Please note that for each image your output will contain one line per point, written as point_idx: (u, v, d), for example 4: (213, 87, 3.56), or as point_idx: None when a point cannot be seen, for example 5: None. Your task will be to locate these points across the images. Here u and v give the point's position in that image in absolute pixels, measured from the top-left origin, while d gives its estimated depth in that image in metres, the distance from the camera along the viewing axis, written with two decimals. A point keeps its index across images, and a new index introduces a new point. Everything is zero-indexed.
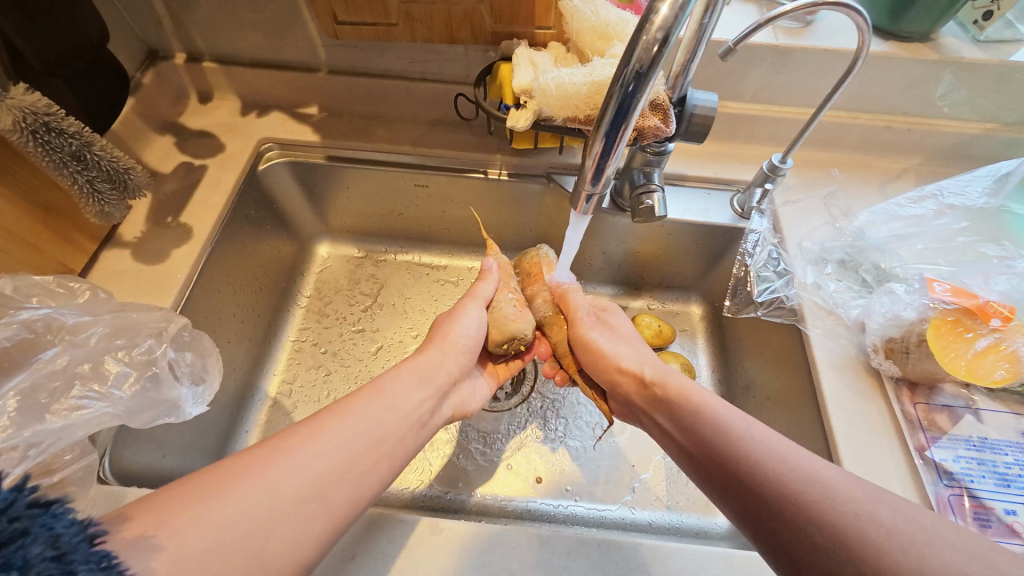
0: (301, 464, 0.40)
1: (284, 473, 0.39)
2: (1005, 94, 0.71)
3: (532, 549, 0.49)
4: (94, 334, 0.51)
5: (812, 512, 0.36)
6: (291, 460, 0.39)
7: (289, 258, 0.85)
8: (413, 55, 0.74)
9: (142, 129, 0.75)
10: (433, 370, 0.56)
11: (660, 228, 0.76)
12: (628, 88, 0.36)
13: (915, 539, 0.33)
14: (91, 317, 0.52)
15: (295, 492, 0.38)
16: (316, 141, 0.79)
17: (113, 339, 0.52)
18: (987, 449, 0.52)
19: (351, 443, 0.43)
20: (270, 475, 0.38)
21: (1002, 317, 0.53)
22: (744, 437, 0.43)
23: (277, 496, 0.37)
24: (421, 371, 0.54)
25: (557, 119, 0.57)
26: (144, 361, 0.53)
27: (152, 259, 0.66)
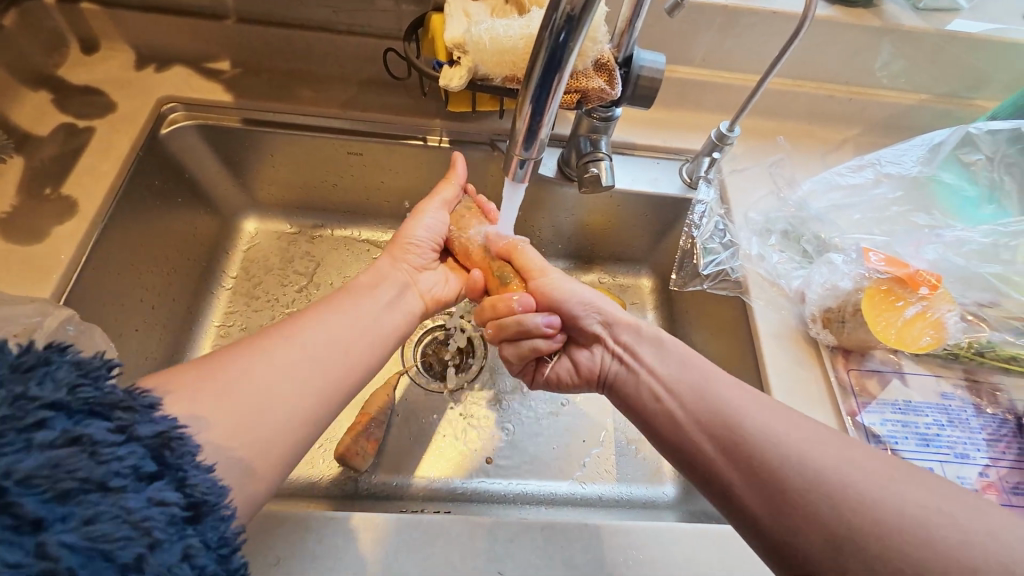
0: (287, 364, 0.42)
1: (271, 363, 0.41)
2: (938, 65, 0.72)
3: (475, 537, 0.47)
4: None
5: (804, 507, 0.36)
6: (279, 356, 0.42)
7: (209, 234, 0.76)
8: (337, 3, 0.66)
9: (8, 83, 0.64)
10: (394, 273, 0.57)
11: (608, 198, 0.73)
12: (559, 37, 0.31)
13: (913, 520, 0.33)
14: None
15: (288, 380, 0.41)
16: (229, 101, 0.70)
17: None
18: (910, 411, 0.54)
19: (341, 336, 0.46)
20: (261, 375, 0.41)
21: (930, 285, 0.55)
22: (756, 429, 0.40)
23: (288, 373, 0.42)
24: (378, 278, 0.55)
25: (494, 79, 0.52)
26: None
27: (26, 238, 0.57)
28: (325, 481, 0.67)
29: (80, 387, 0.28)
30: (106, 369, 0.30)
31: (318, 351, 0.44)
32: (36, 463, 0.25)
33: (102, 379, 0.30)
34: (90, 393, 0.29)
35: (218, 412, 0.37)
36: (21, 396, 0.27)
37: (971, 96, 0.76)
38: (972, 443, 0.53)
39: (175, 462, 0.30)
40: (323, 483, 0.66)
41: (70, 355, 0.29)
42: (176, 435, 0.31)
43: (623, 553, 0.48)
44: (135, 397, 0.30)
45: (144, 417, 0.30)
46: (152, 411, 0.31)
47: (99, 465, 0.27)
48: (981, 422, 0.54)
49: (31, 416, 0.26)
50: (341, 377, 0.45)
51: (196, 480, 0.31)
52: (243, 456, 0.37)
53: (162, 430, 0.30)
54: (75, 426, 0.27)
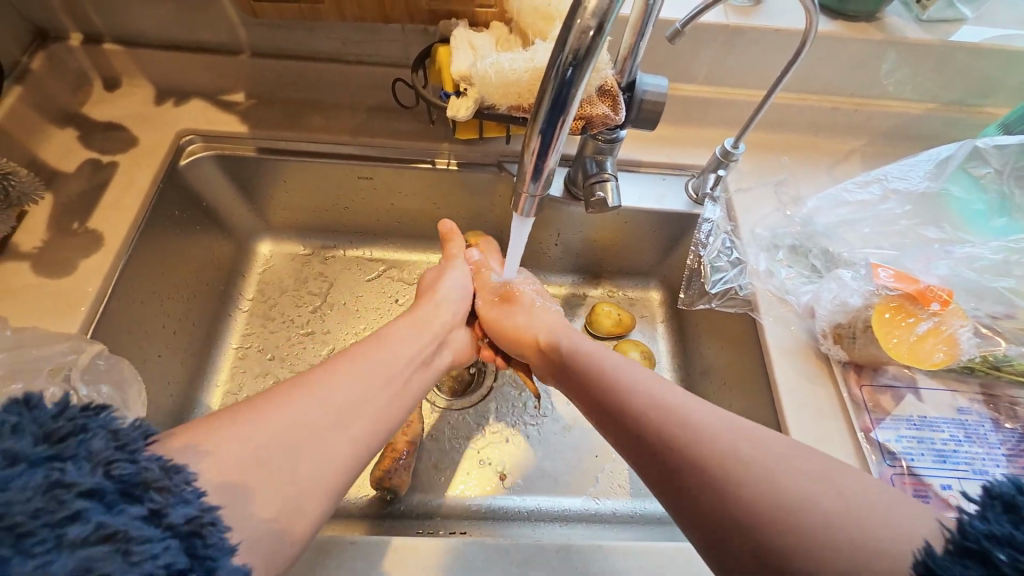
0: (328, 392, 0.43)
1: (316, 401, 0.42)
2: (944, 74, 0.72)
3: (490, 560, 0.48)
4: None
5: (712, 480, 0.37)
6: (325, 395, 0.43)
7: (227, 259, 0.78)
8: (346, 35, 0.68)
9: (36, 123, 0.67)
10: (429, 314, 0.59)
11: (615, 215, 0.74)
12: (565, 77, 0.32)
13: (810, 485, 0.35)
14: None
15: (329, 422, 0.41)
16: (244, 132, 0.72)
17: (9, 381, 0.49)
18: (926, 427, 0.54)
19: (369, 383, 0.46)
20: (286, 420, 0.40)
21: (941, 301, 0.55)
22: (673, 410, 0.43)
23: (312, 428, 0.40)
24: (415, 321, 0.57)
25: (500, 108, 0.53)
26: None
27: (54, 271, 0.59)
28: (343, 500, 0.68)
29: (114, 465, 0.28)
30: (142, 441, 0.30)
31: (342, 407, 0.43)
32: (67, 566, 0.25)
33: (138, 452, 0.30)
34: (126, 472, 0.29)
35: (248, 459, 0.36)
36: (57, 482, 0.26)
37: (980, 103, 0.76)
38: (991, 459, 0.52)
39: (205, 552, 0.29)
40: (342, 502, 0.68)
41: (107, 424, 0.30)
42: (208, 520, 0.30)
43: (636, 573, 0.48)
44: (170, 476, 0.31)
45: (178, 500, 0.30)
46: (184, 491, 0.31)
47: (131, 566, 0.26)
48: (999, 437, 0.54)
49: (65, 507, 0.26)
50: (370, 432, 0.44)
51: (226, 572, 0.29)
52: (273, 519, 0.36)
53: (194, 516, 0.30)
54: (108, 518, 0.27)
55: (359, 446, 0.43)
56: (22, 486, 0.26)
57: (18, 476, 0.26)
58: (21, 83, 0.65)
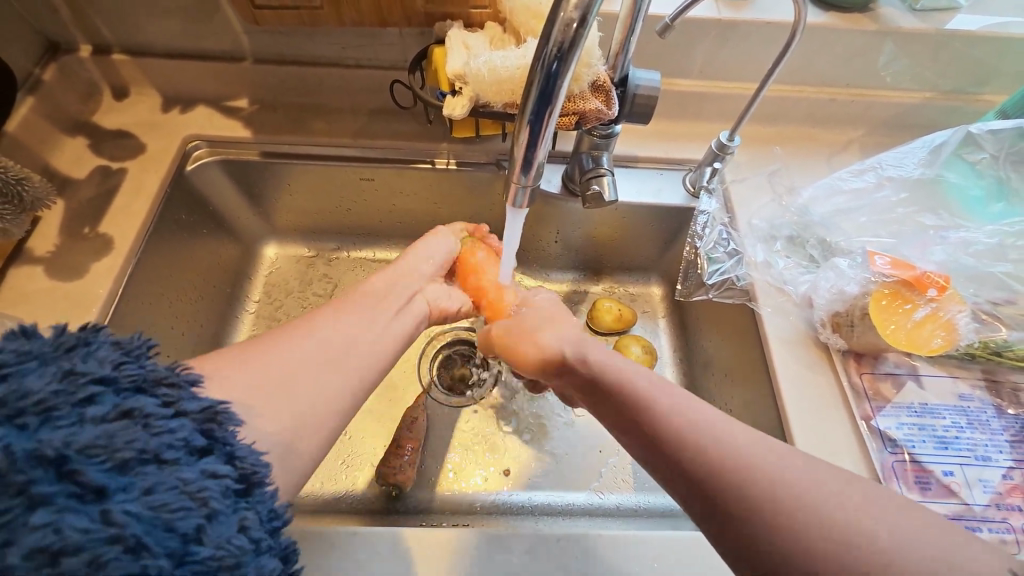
0: (295, 345, 0.42)
1: (303, 340, 0.43)
2: (940, 62, 0.72)
3: (492, 549, 0.49)
4: None
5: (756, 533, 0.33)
6: (316, 336, 0.44)
7: (233, 261, 0.80)
8: (346, 40, 0.70)
9: (48, 132, 0.69)
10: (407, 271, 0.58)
11: (613, 210, 0.75)
12: (551, 69, 0.33)
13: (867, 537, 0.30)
14: None
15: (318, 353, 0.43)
16: (248, 137, 0.74)
17: None
18: (927, 414, 0.53)
19: (355, 321, 0.47)
20: (291, 353, 0.42)
21: (938, 287, 0.55)
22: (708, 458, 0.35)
23: (309, 358, 0.42)
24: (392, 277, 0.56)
25: (495, 106, 0.55)
26: None
27: (67, 275, 0.61)
28: (349, 496, 0.69)
29: (124, 365, 0.31)
30: (146, 349, 0.33)
31: (336, 346, 0.44)
32: (94, 434, 0.27)
33: (144, 357, 0.33)
34: (135, 372, 0.31)
35: (253, 387, 0.38)
36: (70, 372, 0.29)
37: (977, 91, 0.76)
38: (994, 445, 0.52)
39: (221, 437, 0.33)
40: (348, 498, 0.69)
41: (107, 337, 0.32)
42: (220, 410, 0.34)
43: (638, 562, 0.48)
44: (178, 374, 0.34)
45: (188, 395, 0.33)
46: (192, 389, 0.34)
47: (153, 436, 0.29)
48: (1002, 423, 0.53)
49: (82, 392, 0.29)
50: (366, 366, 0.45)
51: (244, 453, 0.33)
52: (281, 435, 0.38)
53: (206, 407, 0.33)
54: (123, 401, 0.30)
55: (353, 379, 0.44)
56: (39, 376, 0.28)
57: (32, 370, 0.28)
58: (33, 94, 0.68)
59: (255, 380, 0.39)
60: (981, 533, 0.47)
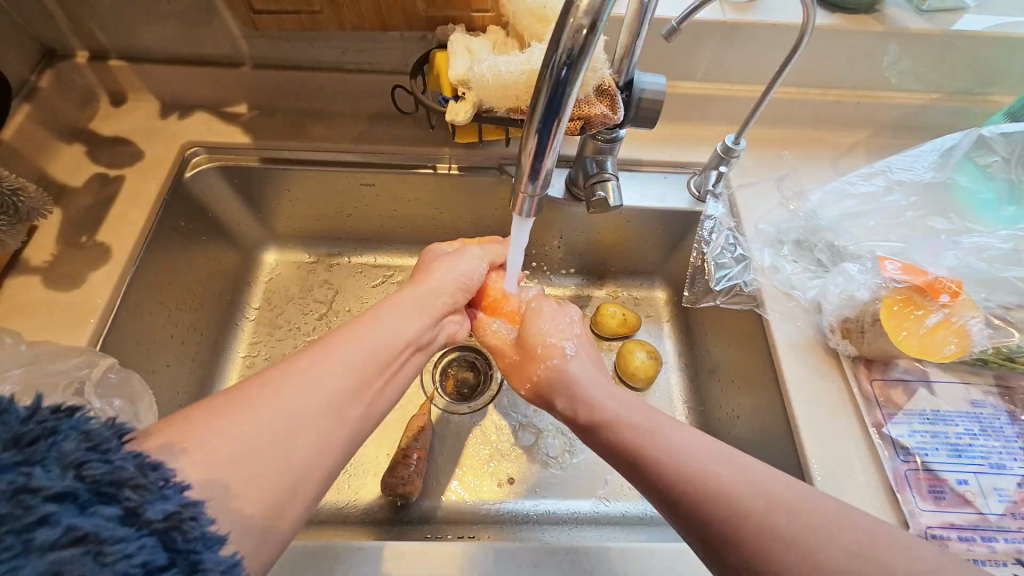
0: (288, 404, 0.37)
1: (277, 404, 0.37)
2: (948, 63, 0.71)
3: (498, 562, 0.48)
4: None
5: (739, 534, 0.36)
6: (295, 396, 0.38)
7: (233, 269, 0.79)
8: (346, 44, 0.69)
9: (45, 139, 0.68)
10: (430, 295, 0.54)
11: (617, 215, 0.74)
12: (560, 76, 0.32)
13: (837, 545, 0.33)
14: None
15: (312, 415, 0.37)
16: (248, 142, 0.73)
17: None
18: (939, 421, 0.53)
19: (359, 366, 0.42)
20: (261, 409, 0.36)
21: (951, 293, 0.54)
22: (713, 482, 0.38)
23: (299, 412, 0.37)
24: (415, 299, 0.52)
25: (498, 111, 0.54)
26: None
27: (65, 285, 0.60)
28: (352, 507, 0.68)
29: (86, 465, 0.26)
30: (117, 439, 0.28)
31: (333, 402, 0.39)
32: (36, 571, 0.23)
33: (111, 452, 0.27)
34: (99, 471, 0.26)
35: (235, 455, 0.34)
36: (22, 488, 0.24)
37: (985, 92, 0.75)
38: (1009, 453, 0.51)
39: (186, 546, 0.27)
40: (351, 508, 0.68)
41: (79, 423, 0.27)
42: (190, 514, 0.28)
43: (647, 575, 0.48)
44: (148, 472, 0.28)
45: (156, 497, 0.27)
46: (164, 488, 0.28)
47: (104, 568, 0.24)
48: (1016, 430, 0.53)
49: (32, 513, 0.24)
50: (359, 419, 0.41)
51: (212, 563, 0.27)
52: (259, 516, 0.33)
53: (172, 512, 0.27)
54: (78, 520, 0.25)
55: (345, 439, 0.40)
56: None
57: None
58: (29, 101, 0.67)
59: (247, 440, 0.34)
60: (996, 543, 0.46)
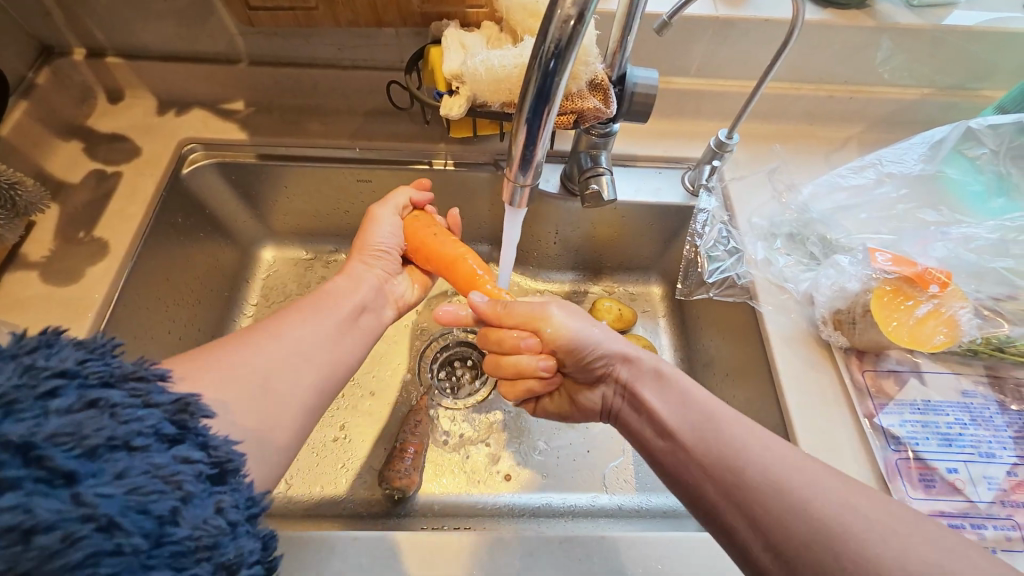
0: (246, 356, 0.42)
1: (242, 360, 0.41)
2: (939, 59, 0.72)
3: (493, 552, 0.48)
4: None
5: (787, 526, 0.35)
6: (252, 349, 0.42)
7: (230, 265, 0.79)
8: (341, 41, 0.69)
9: (42, 135, 0.69)
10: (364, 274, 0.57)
11: (612, 210, 0.74)
12: (548, 67, 0.33)
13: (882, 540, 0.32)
14: None
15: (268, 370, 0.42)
16: (245, 139, 0.74)
17: None
18: (930, 411, 0.53)
19: (315, 322, 0.48)
20: (241, 365, 0.41)
21: (940, 283, 0.55)
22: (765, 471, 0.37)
23: (269, 362, 0.42)
24: (353, 277, 0.56)
25: (492, 105, 0.55)
26: None
27: (63, 279, 0.61)
28: (350, 500, 0.68)
29: (87, 360, 0.29)
30: (112, 346, 0.31)
31: (299, 345, 0.45)
32: (59, 425, 0.26)
33: (109, 354, 0.30)
34: (100, 368, 0.29)
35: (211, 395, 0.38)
36: (30, 367, 0.27)
37: (976, 87, 0.76)
38: (998, 442, 0.52)
39: (194, 427, 0.32)
40: (349, 502, 0.68)
41: (70, 337, 0.30)
42: (191, 401, 0.32)
43: (641, 565, 0.48)
44: (146, 368, 0.32)
45: (158, 388, 0.31)
46: (161, 382, 0.32)
47: (120, 424, 0.28)
48: (1005, 419, 0.53)
49: (43, 385, 0.27)
50: (331, 360, 0.47)
51: (218, 442, 0.32)
52: (254, 428, 0.39)
53: (178, 397, 0.32)
54: (90, 393, 0.28)
55: (319, 375, 0.45)
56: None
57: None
58: (26, 97, 0.67)
59: (224, 382, 0.39)
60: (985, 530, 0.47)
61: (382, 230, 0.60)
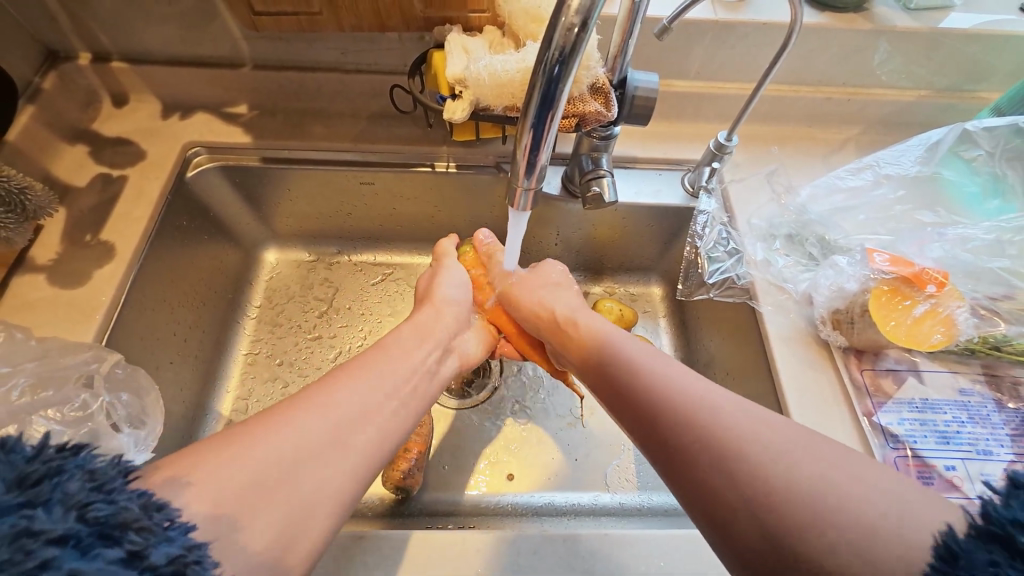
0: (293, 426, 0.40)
1: (309, 412, 0.41)
2: (936, 61, 0.73)
3: (498, 550, 0.49)
4: (16, 386, 0.50)
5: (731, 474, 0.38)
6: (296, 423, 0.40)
7: (234, 267, 0.80)
8: (344, 45, 0.70)
9: (48, 140, 0.69)
10: (427, 326, 0.57)
11: (613, 212, 0.75)
12: (552, 73, 0.33)
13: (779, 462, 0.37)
14: (11, 368, 0.51)
15: (323, 430, 0.41)
16: (249, 142, 0.74)
17: (36, 392, 0.51)
18: (928, 409, 0.54)
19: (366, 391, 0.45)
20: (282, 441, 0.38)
21: (937, 283, 0.56)
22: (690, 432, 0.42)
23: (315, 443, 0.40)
24: (417, 330, 0.56)
25: (495, 109, 0.55)
26: (79, 417, 0.52)
27: (70, 283, 0.61)
28: None
29: (90, 507, 0.27)
30: (121, 479, 0.29)
31: (346, 415, 0.42)
32: None
33: (116, 492, 0.28)
34: (102, 512, 0.27)
35: (241, 479, 0.35)
36: (25, 532, 0.25)
37: (973, 88, 0.77)
38: (995, 439, 0.52)
39: None
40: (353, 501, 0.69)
41: (88, 465, 0.28)
42: (193, 558, 0.29)
43: (641, 562, 0.49)
44: (150, 515, 0.29)
45: (159, 540, 0.28)
46: (165, 530, 0.29)
47: None
48: (1002, 417, 0.54)
49: (33, 558, 0.24)
50: (369, 440, 0.43)
51: None
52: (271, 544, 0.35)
53: (176, 556, 0.28)
54: (82, 563, 0.25)
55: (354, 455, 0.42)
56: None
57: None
58: (33, 102, 0.68)
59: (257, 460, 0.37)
60: None
61: (449, 282, 0.63)
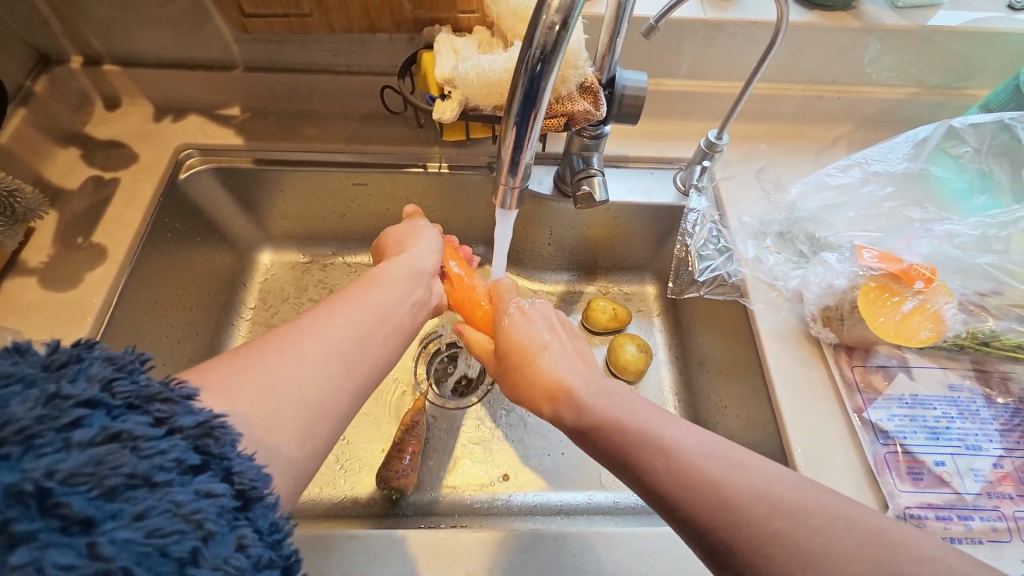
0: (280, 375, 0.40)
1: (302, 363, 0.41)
2: (925, 58, 0.73)
3: (489, 549, 0.49)
4: None
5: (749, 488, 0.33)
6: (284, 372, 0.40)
7: (228, 269, 0.80)
8: (336, 46, 0.70)
9: (41, 143, 0.70)
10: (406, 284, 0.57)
11: (606, 211, 0.75)
12: (535, 70, 0.34)
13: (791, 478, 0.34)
14: None
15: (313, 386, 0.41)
16: (241, 144, 0.75)
17: None
18: (918, 405, 0.54)
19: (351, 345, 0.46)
20: None
21: (925, 279, 0.56)
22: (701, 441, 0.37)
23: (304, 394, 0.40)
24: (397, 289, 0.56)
25: (485, 109, 0.56)
26: None
27: (62, 285, 0.61)
28: (349, 502, 0.69)
29: (115, 382, 0.28)
30: (140, 364, 0.30)
31: None
32: (79, 461, 0.25)
33: (137, 373, 0.30)
34: (127, 388, 0.29)
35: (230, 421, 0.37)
36: (56, 395, 0.26)
37: (962, 85, 0.77)
38: (984, 434, 0.52)
39: (218, 451, 0.30)
40: (348, 502, 0.69)
41: (101, 353, 0.29)
42: (217, 423, 0.31)
43: (632, 561, 0.49)
44: (173, 388, 0.31)
45: (184, 408, 0.30)
46: (189, 403, 0.31)
47: (142, 459, 0.27)
48: (992, 412, 0.54)
49: (68, 415, 0.26)
50: None
51: (242, 468, 0.31)
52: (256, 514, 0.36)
53: (202, 421, 0.30)
54: (112, 423, 0.27)
55: None
56: (21, 400, 0.25)
57: (14, 395, 0.26)
58: (24, 105, 0.68)
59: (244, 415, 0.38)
60: (973, 521, 0.47)
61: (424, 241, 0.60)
